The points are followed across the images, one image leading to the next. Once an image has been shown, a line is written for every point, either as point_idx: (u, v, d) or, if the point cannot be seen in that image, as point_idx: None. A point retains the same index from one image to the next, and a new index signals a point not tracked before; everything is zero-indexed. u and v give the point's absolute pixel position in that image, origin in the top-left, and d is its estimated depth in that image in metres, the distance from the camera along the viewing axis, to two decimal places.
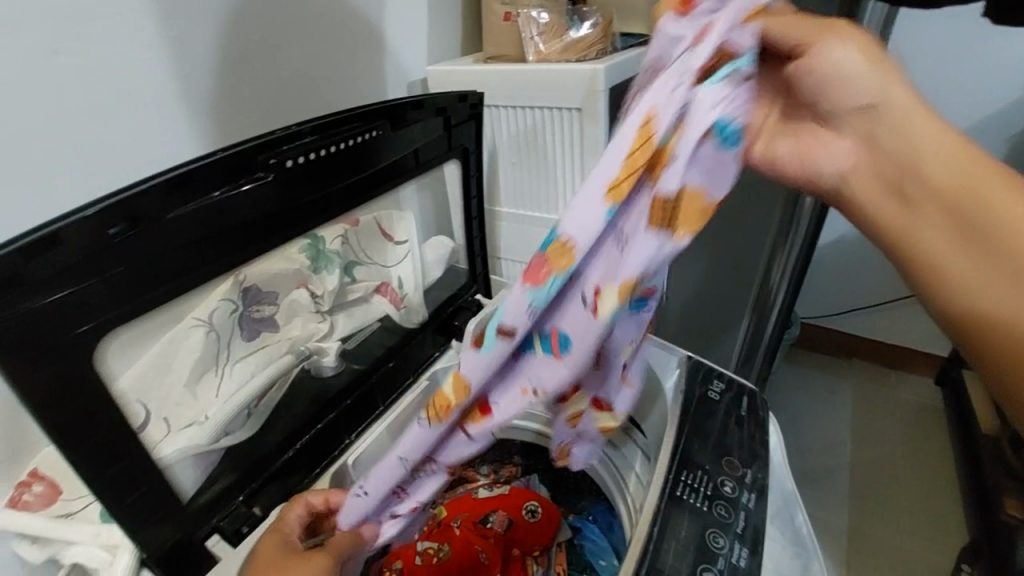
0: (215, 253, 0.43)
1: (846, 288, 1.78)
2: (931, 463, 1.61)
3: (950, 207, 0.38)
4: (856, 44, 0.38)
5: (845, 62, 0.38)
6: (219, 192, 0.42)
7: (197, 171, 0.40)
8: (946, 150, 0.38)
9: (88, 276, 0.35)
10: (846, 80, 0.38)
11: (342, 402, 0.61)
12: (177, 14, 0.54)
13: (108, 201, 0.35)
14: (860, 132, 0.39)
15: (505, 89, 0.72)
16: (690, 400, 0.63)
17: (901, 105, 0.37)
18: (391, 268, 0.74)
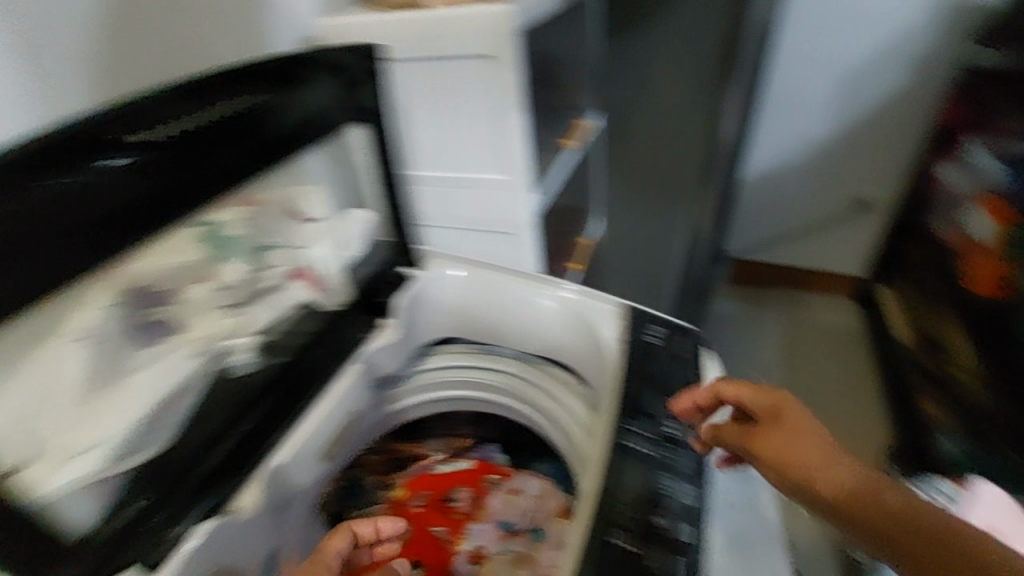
0: (75, 246, 0.38)
1: (774, 218, 1.96)
2: (852, 373, 1.78)
3: (908, 534, 0.39)
4: (801, 432, 0.46)
5: (788, 444, 0.46)
6: (65, 176, 0.36)
7: (30, 152, 0.34)
8: (889, 483, 0.42)
9: None
10: (792, 451, 0.46)
11: (261, 400, 0.57)
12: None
13: None
14: (834, 484, 0.43)
15: (405, 38, 0.65)
16: (629, 349, 0.64)
17: (835, 450, 0.45)
18: (307, 249, 0.68)
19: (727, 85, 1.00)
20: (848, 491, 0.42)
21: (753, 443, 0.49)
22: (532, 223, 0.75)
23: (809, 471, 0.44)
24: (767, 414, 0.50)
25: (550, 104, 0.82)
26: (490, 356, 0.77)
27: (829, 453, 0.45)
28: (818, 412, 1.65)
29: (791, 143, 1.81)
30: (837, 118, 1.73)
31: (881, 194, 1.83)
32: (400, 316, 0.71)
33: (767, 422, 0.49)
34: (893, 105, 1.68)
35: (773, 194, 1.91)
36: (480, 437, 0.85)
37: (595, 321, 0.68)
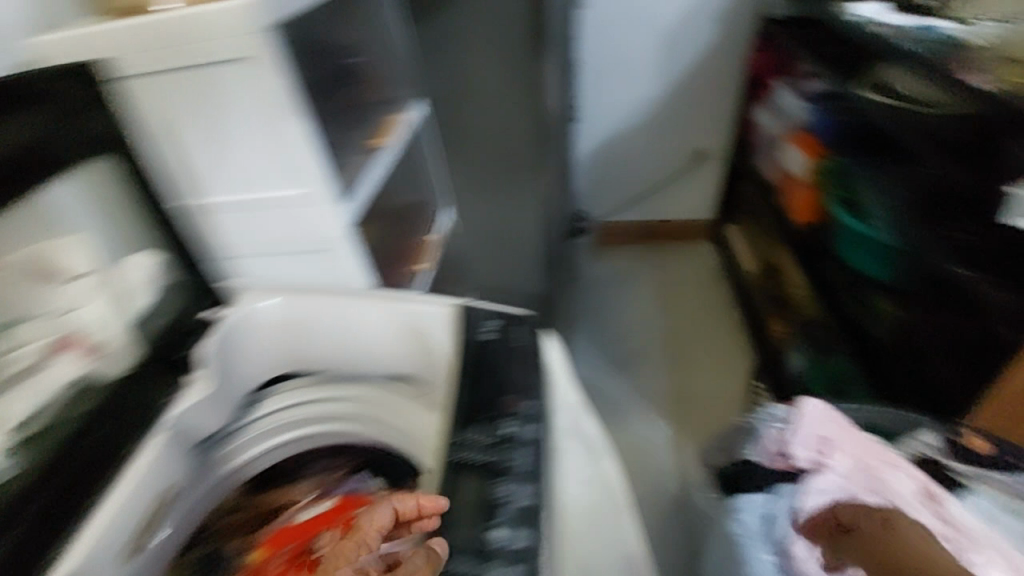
0: None
1: (625, 176, 2.07)
2: (717, 308, 1.95)
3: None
4: (886, 519, 0.62)
5: (881, 516, 0.62)
6: None
7: None
8: (919, 540, 0.60)
9: None
10: (906, 535, 0.60)
11: (26, 507, 0.47)
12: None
13: None
14: (882, 535, 0.60)
15: (138, 48, 0.55)
16: (465, 352, 0.60)
17: (897, 516, 0.62)
18: (71, 312, 0.59)
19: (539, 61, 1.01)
20: (903, 550, 0.59)
21: (856, 536, 0.61)
22: (346, 236, 0.68)
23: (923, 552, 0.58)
24: (854, 521, 0.63)
25: (344, 103, 0.77)
26: (333, 385, 0.72)
27: (900, 541, 0.60)
28: (687, 351, 1.81)
29: (628, 105, 1.90)
30: (664, 76, 1.84)
31: (712, 142, 1.99)
32: (212, 364, 0.62)
33: (864, 514, 0.63)
34: (709, 59, 1.81)
35: (617, 157, 2.02)
36: (349, 464, 0.73)
37: (425, 327, 0.64)
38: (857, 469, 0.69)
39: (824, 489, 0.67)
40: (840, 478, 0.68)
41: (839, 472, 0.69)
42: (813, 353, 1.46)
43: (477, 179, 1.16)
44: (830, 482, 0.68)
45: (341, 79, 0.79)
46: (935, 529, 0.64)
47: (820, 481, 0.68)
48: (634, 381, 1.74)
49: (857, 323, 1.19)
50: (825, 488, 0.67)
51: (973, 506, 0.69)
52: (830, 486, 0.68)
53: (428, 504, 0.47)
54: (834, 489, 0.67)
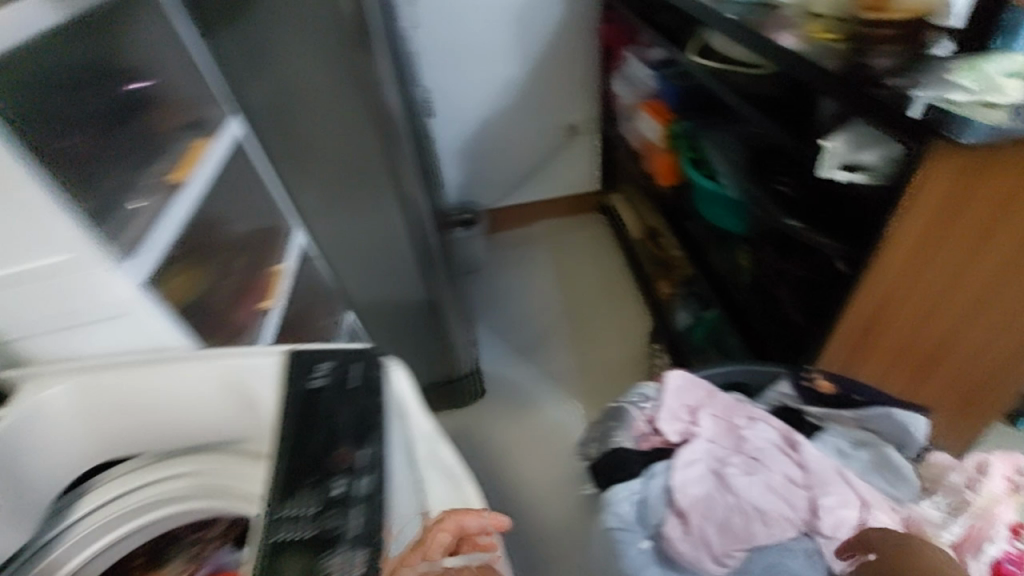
0: None
1: (505, 161, 2.05)
2: (614, 277, 1.98)
3: None
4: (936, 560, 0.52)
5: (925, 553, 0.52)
6: None
7: None
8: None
9: None
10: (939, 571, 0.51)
11: None
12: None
13: None
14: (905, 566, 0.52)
15: None
16: (289, 405, 0.54)
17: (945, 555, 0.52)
18: None
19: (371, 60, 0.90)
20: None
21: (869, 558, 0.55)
22: (141, 294, 0.59)
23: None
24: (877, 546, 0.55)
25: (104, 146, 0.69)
26: (167, 459, 0.63)
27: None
28: (590, 324, 1.84)
29: (493, 89, 1.87)
30: (522, 56, 1.81)
31: (583, 115, 1.99)
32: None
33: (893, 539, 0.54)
34: (563, 33, 1.80)
35: (493, 142, 1.99)
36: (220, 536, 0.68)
37: (247, 387, 0.57)
38: (717, 437, 0.71)
39: (690, 468, 0.67)
40: (704, 450, 0.69)
41: (702, 444, 0.69)
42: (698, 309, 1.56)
43: (330, 200, 1.06)
44: (696, 459, 0.68)
45: (92, 117, 0.69)
46: (794, 479, 0.66)
47: (685, 459, 0.68)
48: (543, 364, 1.74)
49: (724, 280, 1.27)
50: (692, 464, 0.67)
51: (831, 444, 0.71)
52: (696, 461, 0.68)
53: (496, 521, 0.48)
54: (699, 463, 0.68)
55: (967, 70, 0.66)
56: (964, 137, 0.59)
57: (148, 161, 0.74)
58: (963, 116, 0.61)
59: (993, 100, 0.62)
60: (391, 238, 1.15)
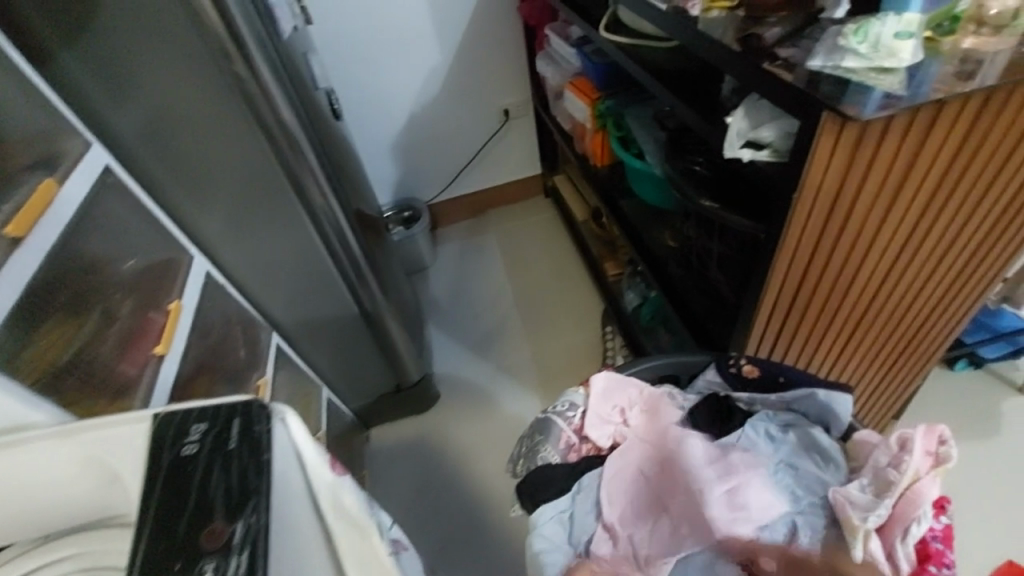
0: None
1: (440, 153, 1.97)
2: (563, 260, 1.95)
3: None
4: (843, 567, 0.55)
5: None
6: None
7: None
8: None
9: None
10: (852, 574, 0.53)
11: None
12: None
13: None
14: None
15: None
16: (156, 478, 0.50)
17: None
18: None
19: (244, 68, 0.82)
20: None
21: None
22: None
23: None
24: None
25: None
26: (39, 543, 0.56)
27: None
28: (543, 312, 1.81)
29: (415, 81, 1.78)
30: (440, 43, 1.73)
31: (514, 98, 1.93)
32: None
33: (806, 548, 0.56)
34: (481, 15, 1.72)
35: (425, 135, 1.91)
36: None
37: (111, 460, 0.52)
38: (656, 435, 0.70)
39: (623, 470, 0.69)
40: (638, 449, 0.70)
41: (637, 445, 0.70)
42: (644, 289, 1.51)
43: (232, 224, 0.99)
44: (630, 459, 0.69)
45: None
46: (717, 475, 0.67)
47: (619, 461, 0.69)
48: (498, 359, 1.70)
49: (660, 260, 1.24)
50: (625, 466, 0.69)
51: (760, 428, 0.71)
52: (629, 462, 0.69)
53: None
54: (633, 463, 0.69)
55: (857, 31, 0.61)
56: (859, 110, 0.57)
57: None
58: (858, 84, 0.60)
59: (884, 65, 0.59)
60: (309, 254, 1.08)
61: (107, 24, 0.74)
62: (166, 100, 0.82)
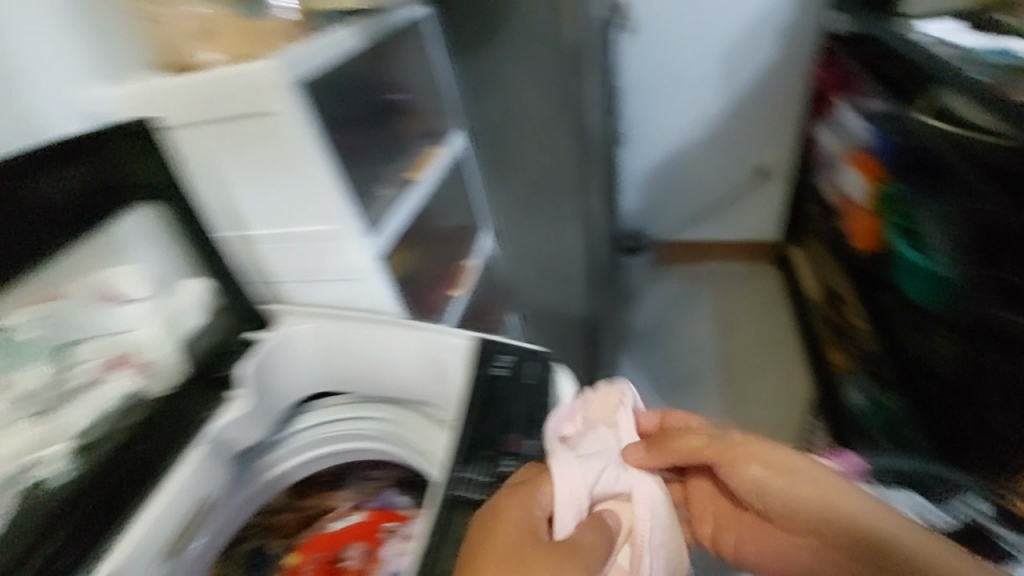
0: None
1: (686, 196, 2.00)
2: (780, 333, 1.84)
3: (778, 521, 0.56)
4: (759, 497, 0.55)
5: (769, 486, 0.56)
6: None
7: None
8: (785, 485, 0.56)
9: None
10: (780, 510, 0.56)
11: (69, 517, 0.52)
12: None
13: None
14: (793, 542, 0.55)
15: (182, 104, 0.60)
16: (473, 384, 0.64)
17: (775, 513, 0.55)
18: (128, 334, 0.65)
19: (580, 81, 1.00)
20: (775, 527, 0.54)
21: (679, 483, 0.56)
22: (377, 267, 0.72)
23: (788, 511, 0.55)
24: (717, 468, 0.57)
25: (383, 136, 0.82)
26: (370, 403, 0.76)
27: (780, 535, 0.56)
28: (746, 377, 1.73)
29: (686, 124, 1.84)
30: (722, 94, 1.78)
31: (776, 160, 1.89)
32: (250, 383, 0.67)
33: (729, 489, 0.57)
34: (772, 75, 1.74)
35: (677, 175, 1.96)
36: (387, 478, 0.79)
37: (438, 359, 0.68)
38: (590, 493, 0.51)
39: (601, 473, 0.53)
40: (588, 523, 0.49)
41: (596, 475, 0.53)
42: (870, 390, 1.33)
43: (515, 206, 1.18)
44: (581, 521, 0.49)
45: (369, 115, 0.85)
46: None
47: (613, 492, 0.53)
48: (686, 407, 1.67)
49: (916, 368, 1.12)
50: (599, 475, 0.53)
51: None
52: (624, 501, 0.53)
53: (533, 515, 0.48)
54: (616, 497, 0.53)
55: None
56: None
57: (393, 155, 0.84)
58: None
59: None
60: (567, 251, 1.21)
61: (506, 36, 0.98)
62: (511, 98, 1.05)
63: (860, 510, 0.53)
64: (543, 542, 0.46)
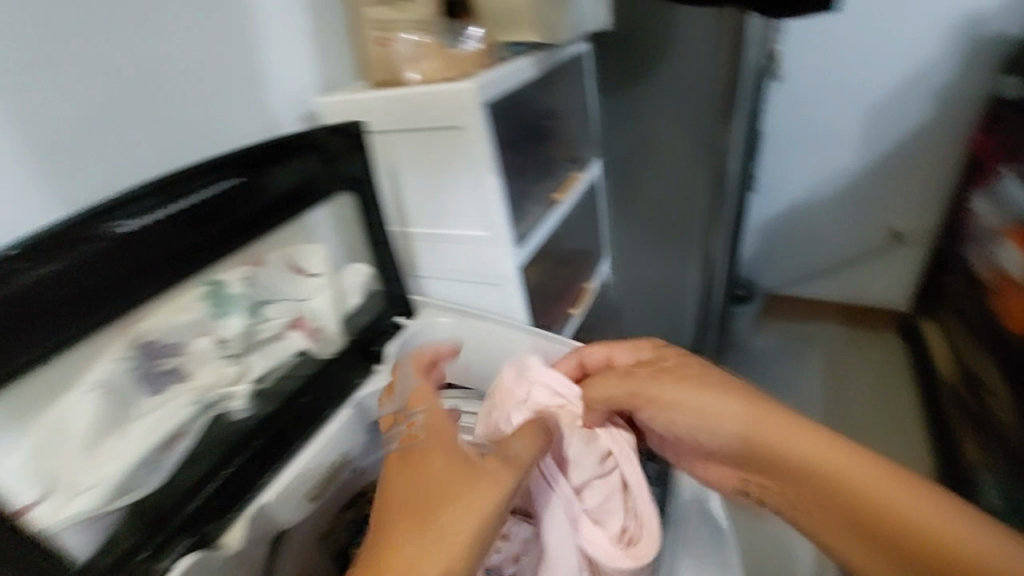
0: (152, 286, 0.49)
1: (810, 251, 1.85)
2: (903, 410, 1.66)
3: (764, 451, 0.55)
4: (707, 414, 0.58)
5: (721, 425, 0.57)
6: (152, 221, 0.48)
7: (122, 202, 0.46)
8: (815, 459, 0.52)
9: (19, 325, 0.41)
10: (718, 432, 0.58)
11: (248, 445, 0.61)
12: (29, 42, 0.50)
13: (26, 243, 0.41)
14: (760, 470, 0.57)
15: (384, 113, 0.72)
16: None
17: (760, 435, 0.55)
18: (306, 301, 0.74)
19: (727, 126, 1.01)
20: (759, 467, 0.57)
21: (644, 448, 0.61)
22: (514, 275, 0.78)
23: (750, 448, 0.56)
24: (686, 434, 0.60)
25: (537, 157, 0.89)
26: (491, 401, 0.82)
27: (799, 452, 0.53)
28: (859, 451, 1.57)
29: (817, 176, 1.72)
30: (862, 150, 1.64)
31: (914, 224, 1.71)
32: (390, 360, 0.76)
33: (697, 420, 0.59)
34: (923, 134, 1.59)
35: (800, 229, 1.82)
36: None
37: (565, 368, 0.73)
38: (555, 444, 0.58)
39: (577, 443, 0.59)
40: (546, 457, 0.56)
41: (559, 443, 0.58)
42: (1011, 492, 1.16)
43: (638, 235, 1.22)
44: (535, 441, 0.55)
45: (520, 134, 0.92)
46: None
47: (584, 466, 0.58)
48: None
49: None
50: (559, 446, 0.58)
51: None
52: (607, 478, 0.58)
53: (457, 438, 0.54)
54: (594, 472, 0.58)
55: None
56: None
57: (544, 174, 0.91)
58: None
59: None
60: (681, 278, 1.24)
61: (659, 74, 1.02)
62: (653, 133, 1.09)
63: (862, 478, 0.50)
64: (460, 458, 0.50)
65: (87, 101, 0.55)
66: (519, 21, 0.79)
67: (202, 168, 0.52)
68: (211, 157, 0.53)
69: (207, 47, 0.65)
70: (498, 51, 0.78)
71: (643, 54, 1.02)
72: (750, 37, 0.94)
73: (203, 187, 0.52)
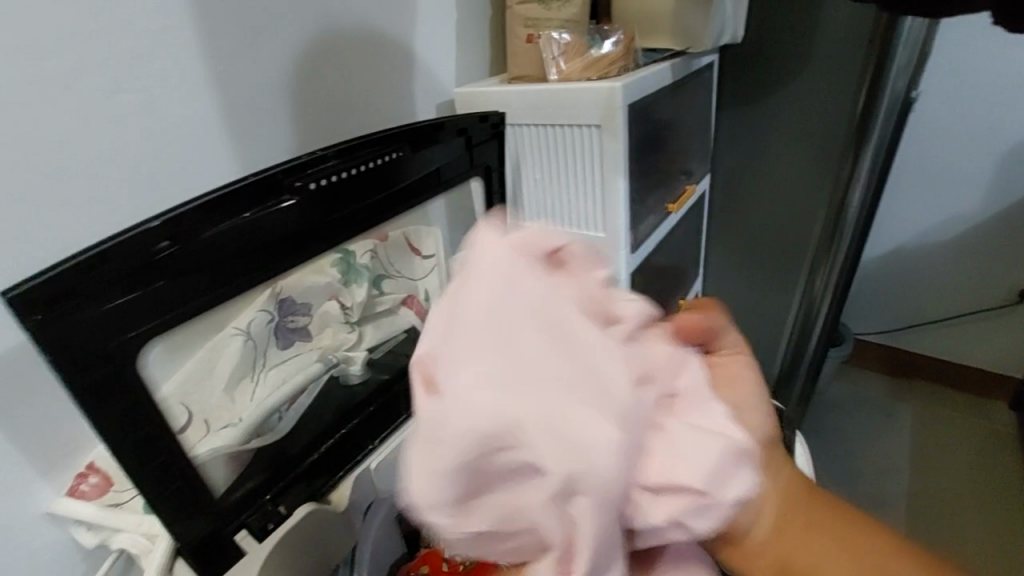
0: (310, 247, 0.52)
1: (913, 299, 1.72)
2: (1004, 487, 1.49)
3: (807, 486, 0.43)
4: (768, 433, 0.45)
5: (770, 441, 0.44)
6: (322, 183, 0.51)
7: (302, 163, 0.49)
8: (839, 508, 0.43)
9: (202, 263, 0.44)
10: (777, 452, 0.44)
11: (363, 410, 0.63)
12: (228, 10, 0.54)
13: (224, 190, 0.44)
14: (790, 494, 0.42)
15: (518, 106, 0.73)
16: None
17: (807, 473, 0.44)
18: (418, 281, 0.75)
19: (854, 160, 0.93)
20: (794, 492, 0.42)
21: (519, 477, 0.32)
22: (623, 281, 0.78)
23: (793, 480, 0.43)
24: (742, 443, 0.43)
25: (656, 164, 0.88)
26: None
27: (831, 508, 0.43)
28: (949, 523, 1.42)
29: (933, 221, 1.60)
30: (992, 197, 1.51)
31: None
32: None
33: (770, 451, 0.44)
34: None
35: (905, 274, 1.70)
36: None
37: None
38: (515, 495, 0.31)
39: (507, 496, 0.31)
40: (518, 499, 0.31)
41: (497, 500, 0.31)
42: None
43: (737, 257, 1.20)
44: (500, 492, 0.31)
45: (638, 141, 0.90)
46: None
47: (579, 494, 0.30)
48: None
49: None
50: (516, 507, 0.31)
51: None
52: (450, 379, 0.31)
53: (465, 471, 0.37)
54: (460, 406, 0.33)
55: None
56: None
57: (659, 184, 0.90)
58: None
59: None
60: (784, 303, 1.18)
61: (788, 93, 0.99)
62: (770, 154, 1.05)
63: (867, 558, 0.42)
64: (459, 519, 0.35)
65: (265, 73, 0.59)
66: (659, 29, 0.79)
67: (366, 140, 0.55)
68: (373, 132, 0.56)
69: (368, 30, 0.68)
70: (636, 55, 0.77)
71: (773, 74, 0.99)
72: (898, 68, 0.84)
73: (367, 159, 0.54)
